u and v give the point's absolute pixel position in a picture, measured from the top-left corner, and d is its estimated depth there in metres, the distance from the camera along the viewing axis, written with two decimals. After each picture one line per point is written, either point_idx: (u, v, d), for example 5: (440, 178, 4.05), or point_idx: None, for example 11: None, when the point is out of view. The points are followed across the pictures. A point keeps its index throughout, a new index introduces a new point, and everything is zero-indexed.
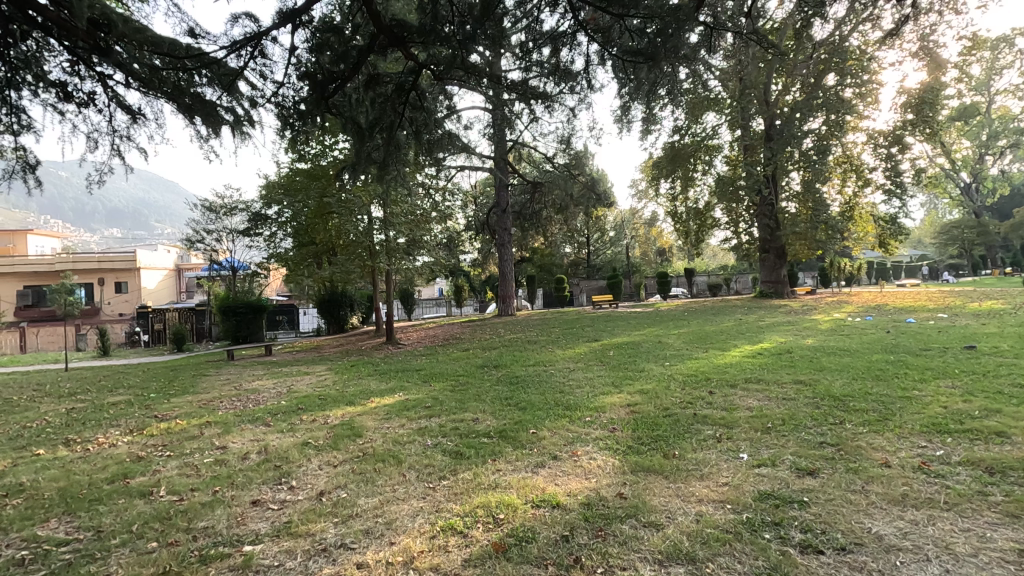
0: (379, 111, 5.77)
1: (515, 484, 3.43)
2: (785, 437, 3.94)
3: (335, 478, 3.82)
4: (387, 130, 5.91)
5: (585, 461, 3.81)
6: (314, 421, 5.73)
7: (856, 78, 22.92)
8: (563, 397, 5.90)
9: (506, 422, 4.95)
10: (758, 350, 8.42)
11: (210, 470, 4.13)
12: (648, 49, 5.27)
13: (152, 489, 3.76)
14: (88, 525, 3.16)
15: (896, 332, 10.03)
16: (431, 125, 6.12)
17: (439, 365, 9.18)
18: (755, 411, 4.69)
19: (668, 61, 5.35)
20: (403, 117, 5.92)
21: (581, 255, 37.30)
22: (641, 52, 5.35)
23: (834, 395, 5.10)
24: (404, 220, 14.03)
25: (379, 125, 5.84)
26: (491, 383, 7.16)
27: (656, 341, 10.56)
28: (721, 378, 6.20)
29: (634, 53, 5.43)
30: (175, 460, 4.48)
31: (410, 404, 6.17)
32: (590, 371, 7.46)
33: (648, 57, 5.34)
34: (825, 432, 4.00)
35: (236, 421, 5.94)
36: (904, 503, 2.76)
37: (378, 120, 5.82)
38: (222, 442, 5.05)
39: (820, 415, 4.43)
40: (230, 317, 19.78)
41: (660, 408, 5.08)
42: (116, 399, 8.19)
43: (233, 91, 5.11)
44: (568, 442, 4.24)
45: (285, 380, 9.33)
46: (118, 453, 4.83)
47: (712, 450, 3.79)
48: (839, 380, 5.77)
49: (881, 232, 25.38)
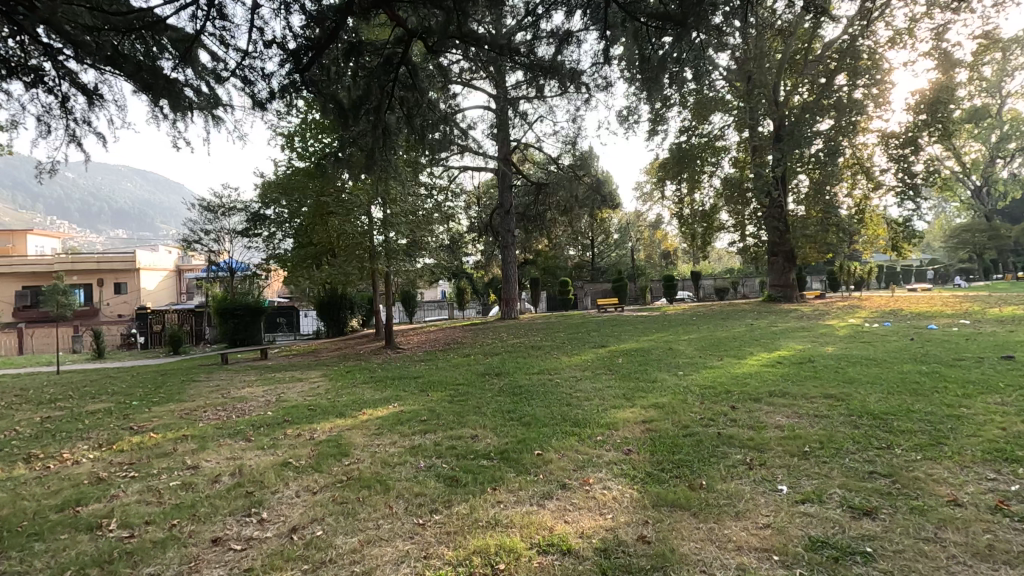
0: (364, 90, 5.70)
1: (518, 522, 2.94)
2: (828, 465, 3.43)
3: (312, 509, 3.34)
4: (374, 112, 5.85)
5: (598, 492, 3.33)
6: (300, 436, 5.25)
7: (866, 79, 22.37)
8: (570, 411, 5.42)
9: (508, 440, 4.48)
10: (778, 359, 7.91)
11: (173, 498, 3.66)
12: (676, 14, 5.16)
13: (103, 520, 3.30)
14: (15, 572, 2.72)
15: (919, 340, 9.49)
16: (422, 105, 6.16)
17: (438, 373, 8.70)
18: (787, 431, 4.19)
19: (696, 26, 5.29)
20: (391, 97, 5.80)
21: (586, 258, 36.76)
22: (672, 15, 5.25)
23: (873, 412, 4.59)
24: (404, 220, 13.49)
25: (363, 104, 5.76)
26: (493, 393, 6.67)
27: (667, 347, 10.05)
28: (742, 391, 5.70)
29: (664, 16, 5.32)
30: (137, 483, 4.02)
31: (406, 417, 5.70)
32: (599, 381, 6.97)
33: (679, 21, 5.23)
34: (873, 459, 3.48)
35: (215, 435, 5.47)
36: (994, 560, 2.27)
37: (362, 99, 5.74)
38: (194, 460, 4.57)
39: (862, 437, 3.93)
40: (227, 320, 19.37)
41: (681, 426, 4.59)
42: (96, 407, 7.73)
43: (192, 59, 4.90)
44: (578, 467, 3.76)
45: (277, 387, 8.86)
46: (78, 473, 4.36)
47: (745, 480, 3.29)
48: (874, 394, 5.27)
49: (893, 235, 24.64)
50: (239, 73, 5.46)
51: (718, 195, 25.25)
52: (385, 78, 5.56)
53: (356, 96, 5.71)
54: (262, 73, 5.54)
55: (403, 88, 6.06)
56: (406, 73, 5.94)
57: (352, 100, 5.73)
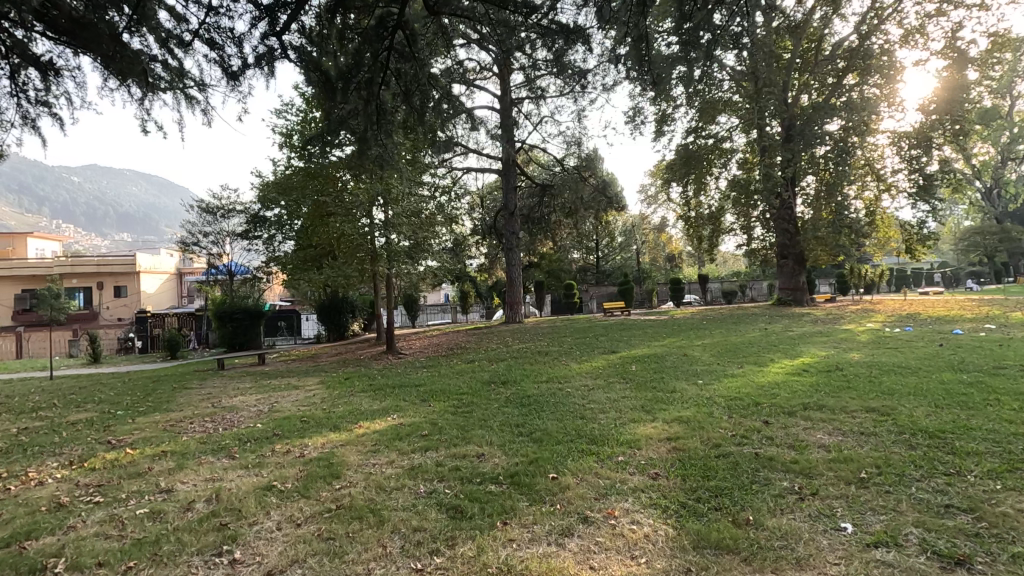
0: (355, 57, 5.44)
1: (536, 570, 2.47)
2: (893, 497, 2.94)
3: (293, 547, 2.88)
4: (366, 86, 5.67)
5: (626, 528, 2.85)
6: (289, 454, 4.77)
7: (876, 79, 21.86)
8: (585, 425, 4.95)
9: (519, 461, 4.02)
10: (803, 367, 7.41)
11: (136, 531, 3.20)
12: None
13: (50, 561, 2.85)
14: None
15: (950, 346, 8.96)
16: (420, 80, 6.06)
17: (441, 380, 8.22)
18: (835, 452, 3.71)
19: None
20: (386, 68, 5.64)
21: (590, 261, 36.26)
22: None
23: (926, 429, 4.10)
24: (406, 221, 13.01)
25: (355, 75, 5.55)
26: (500, 404, 6.20)
27: (680, 354, 9.55)
28: (774, 404, 5.20)
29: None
30: (100, 511, 3.55)
31: (406, 431, 5.24)
32: (613, 392, 6.49)
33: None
34: (944, 489, 3.00)
35: (197, 451, 5.01)
36: None
37: (352, 69, 5.49)
38: (169, 482, 4.11)
39: (923, 460, 3.45)
40: (226, 323, 18.97)
41: (711, 445, 4.10)
42: (78, 417, 7.29)
43: (149, 17, 4.59)
44: (601, 495, 3.30)
45: (271, 395, 8.40)
46: (38, 497, 3.90)
47: (799, 515, 2.80)
48: (921, 408, 4.78)
49: (907, 237, 23.95)
50: (205, 36, 5.20)
51: (725, 197, 24.83)
52: (377, 42, 5.34)
53: (345, 66, 5.43)
54: (231, 35, 5.22)
55: (401, 59, 5.90)
56: (405, 40, 5.73)
57: (341, 70, 5.45)
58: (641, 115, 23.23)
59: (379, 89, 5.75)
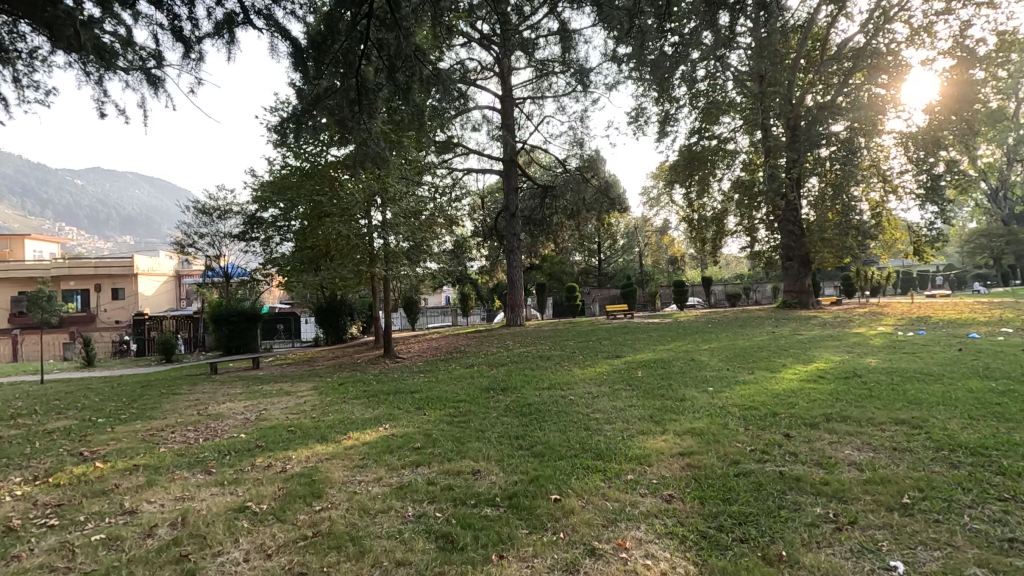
0: (330, 26, 5.24)
1: None
2: (946, 528, 2.57)
3: None
4: (345, 58, 5.43)
5: (640, 564, 2.49)
6: (269, 469, 4.41)
7: (880, 78, 21.51)
8: (591, 437, 4.60)
9: (518, 480, 3.66)
10: (819, 373, 7.02)
11: (86, 563, 2.85)
12: None
13: None
14: None
15: (970, 351, 8.57)
16: (404, 52, 5.57)
17: (438, 387, 7.87)
18: (869, 472, 3.36)
19: None
20: (367, 41, 5.38)
21: (592, 263, 35.90)
22: None
23: (967, 444, 3.73)
24: (404, 222, 12.65)
25: (329, 46, 5.35)
26: (499, 413, 5.85)
27: (688, 358, 9.17)
28: (793, 414, 4.82)
29: None
30: (51, 537, 3.20)
31: (397, 443, 4.87)
32: (619, 399, 6.12)
33: None
34: (1004, 518, 2.63)
35: (173, 464, 4.67)
36: None
37: (329, 37, 5.30)
38: (134, 501, 3.75)
39: (969, 481, 3.09)
40: (222, 326, 18.66)
41: (728, 461, 3.74)
42: (56, 425, 6.95)
43: None
44: (610, 521, 2.94)
45: (260, 402, 8.05)
46: None
47: (840, 551, 2.45)
48: (954, 419, 4.42)
49: (915, 239, 23.54)
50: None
51: (728, 199, 24.54)
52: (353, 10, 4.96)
53: (317, 33, 5.26)
54: None
55: (383, 28, 5.39)
56: (386, 8, 5.20)
57: (313, 37, 5.29)
58: (643, 116, 22.98)
59: (358, 63, 5.49)
